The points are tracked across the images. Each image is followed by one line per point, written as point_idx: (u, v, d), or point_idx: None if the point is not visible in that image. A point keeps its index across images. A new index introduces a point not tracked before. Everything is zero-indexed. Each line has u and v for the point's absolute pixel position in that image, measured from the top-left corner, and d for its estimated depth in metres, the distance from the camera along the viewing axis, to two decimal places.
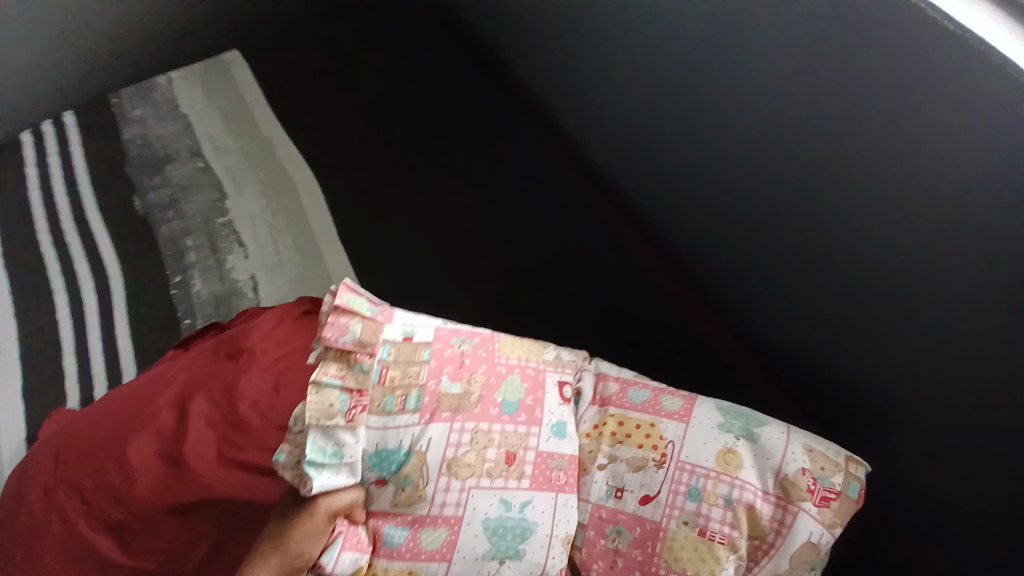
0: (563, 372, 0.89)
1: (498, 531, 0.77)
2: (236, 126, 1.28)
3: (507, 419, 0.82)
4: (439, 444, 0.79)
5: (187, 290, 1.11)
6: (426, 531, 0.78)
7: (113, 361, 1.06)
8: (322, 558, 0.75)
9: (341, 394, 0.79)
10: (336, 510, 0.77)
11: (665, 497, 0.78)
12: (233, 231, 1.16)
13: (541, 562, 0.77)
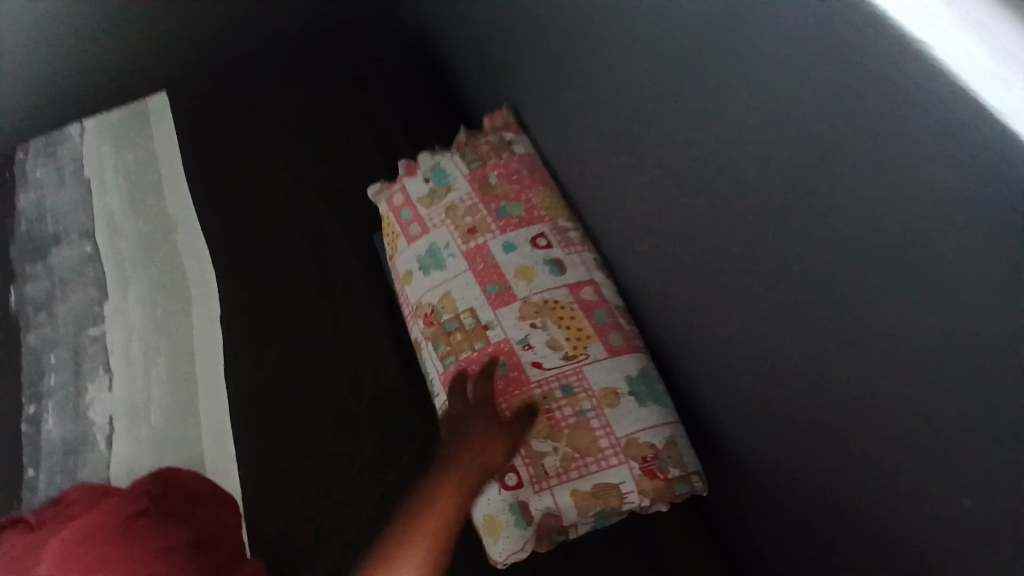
0: (555, 232, 0.77)
1: (433, 254, 0.79)
2: (138, 199, 1.03)
3: (485, 287, 0.74)
4: (453, 270, 0.77)
5: (38, 428, 0.88)
6: (418, 291, 0.80)
7: None
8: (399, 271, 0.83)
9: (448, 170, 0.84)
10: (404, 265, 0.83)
11: (548, 374, 0.68)
12: (103, 350, 0.92)
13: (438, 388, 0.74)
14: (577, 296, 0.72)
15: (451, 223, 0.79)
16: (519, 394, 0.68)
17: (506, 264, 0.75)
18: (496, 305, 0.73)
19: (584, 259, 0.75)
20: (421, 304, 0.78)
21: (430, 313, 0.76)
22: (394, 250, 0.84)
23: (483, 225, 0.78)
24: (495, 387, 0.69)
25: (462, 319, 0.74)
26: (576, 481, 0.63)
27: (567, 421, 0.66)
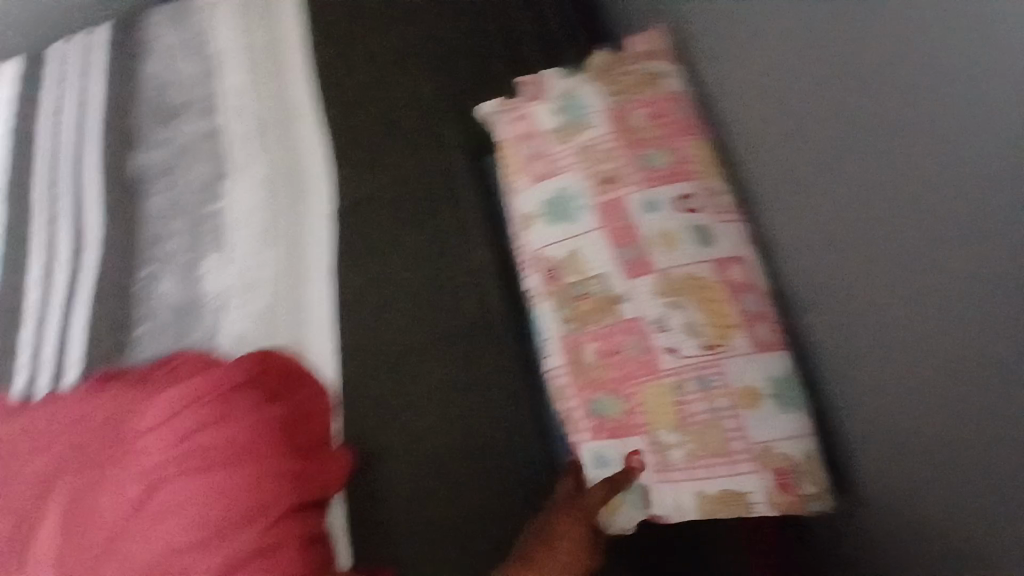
0: (710, 201, 0.69)
1: (560, 204, 0.73)
2: (263, 80, 1.02)
3: (618, 255, 0.69)
4: (583, 225, 0.71)
5: (153, 291, 0.92)
6: (536, 241, 0.75)
7: (60, 351, 0.89)
8: (515, 210, 0.77)
9: (583, 98, 0.74)
10: (521, 207, 0.77)
11: (682, 364, 0.65)
12: (219, 226, 0.94)
13: (552, 355, 0.72)
14: (725, 275, 0.67)
15: (584, 168, 0.72)
16: (648, 381, 0.66)
17: (643, 228, 0.69)
18: (629, 278, 0.68)
19: (736, 228, 0.69)
20: (544, 254, 0.74)
21: (554, 272, 0.73)
22: (512, 189, 0.78)
23: (621, 176, 0.70)
24: (620, 367, 0.68)
25: (590, 284, 0.70)
26: (698, 481, 0.64)
27: (699, 418, 0.64)
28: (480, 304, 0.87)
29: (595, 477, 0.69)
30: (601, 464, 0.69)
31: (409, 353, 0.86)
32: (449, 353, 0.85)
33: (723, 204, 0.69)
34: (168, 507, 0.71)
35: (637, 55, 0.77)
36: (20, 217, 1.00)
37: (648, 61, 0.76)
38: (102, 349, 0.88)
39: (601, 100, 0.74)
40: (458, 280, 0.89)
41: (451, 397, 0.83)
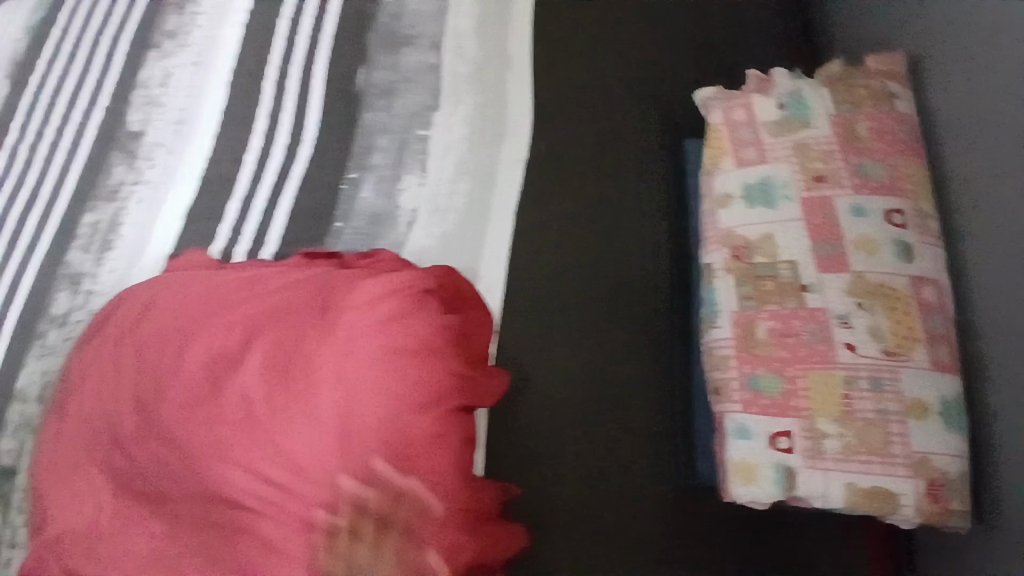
0: (917, 222, 0.74)
1: (765, 189, 0.80)
2: (487, 31, 1.12)
3: (816, 246, 0.75)
4: (786, 212, 0.78)
5: (354, 192, 1.02)
6: (730, 217, 0.80)
7: (265, 224, 1.01)
8: (715, 185, 0.84)
9: (811, 100, 0.84)
10: (722, 184, 0.83)
11: (858, 360, 0.69)
12: (423, 151, 1.04)
13: (720, 326, 0.76)
14: (917, 292, 0.71)
15: (798, 163, 0.80)
16: (818, 369, 0.70)
17: (846, 229, 0.75)
18: (823, 269, 0.73)
19: (935, 253, 0.73)
20: (733, 233, 0.79)
21: (742, 250, 0.78)
22: (714, 168, 0.85)
23: (834, 177, 0.78)
24: (791, 350, 0.72)
25: (779, 269, 0.75)
26: (846, 470, 0.67)
27: (863, 415, 0.68)
28: (637, 274, 0.91)
29: (734, 447, 0.71)
30: (742, 435, 0.71)
31: (563, 301, 0.91)
32: (604, 309, 0.89)
33: (929, 227, 0.73)
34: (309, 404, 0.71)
35: (873, 73, 0.84)
36: (246, 102, 1.12)
37: (884, 82, 0.83)
38: (304, 233, 1.00)
39: (828, 106, 0.83)
40: (634, 244, 0.92)
41: (605, 345, 0.87)
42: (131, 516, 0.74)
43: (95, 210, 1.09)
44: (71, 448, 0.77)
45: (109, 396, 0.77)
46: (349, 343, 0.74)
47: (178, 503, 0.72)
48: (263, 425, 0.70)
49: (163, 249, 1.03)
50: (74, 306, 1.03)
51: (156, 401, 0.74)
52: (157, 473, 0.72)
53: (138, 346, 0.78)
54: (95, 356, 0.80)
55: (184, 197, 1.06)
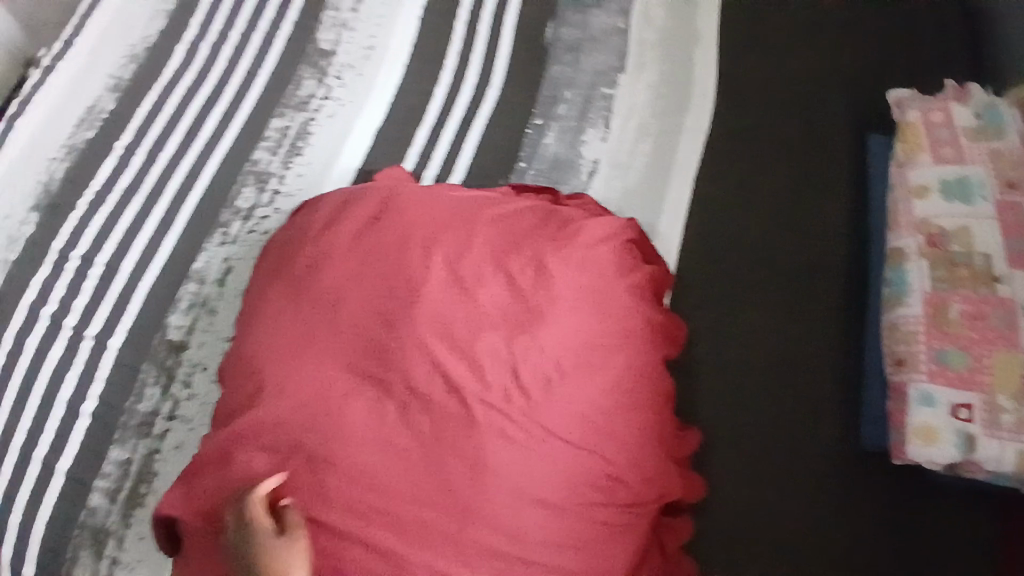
0: None
1: (963, 186, 0.90)
2: (675, 6, 1.17)
3: (1008, 244, 0.85)
4: (980, 210, 0.88)
5: (538, 137, 1.08)
6: (925, 208, 0.90)
7: (452, 155, 1.08)
8: (911, 177, 0.94)
9: (1009, 115, 0.94)
10: (919, 178, 0.93)
11: None
12: (607, 108, 1.09)
13: (910, 303, 0.85)
14: None
15: (994, 168, 0.90)
16: (1004, 350, 0.79)
17: None
18: (1016, 265, 0.83)
19: None
20: (931, 222, 0.89)
21: (937, 237, 0.88)
22: (910, 162, 0.95)
23: None
24: (979, 331, 0.81)
25: (975, 259, 0.85)
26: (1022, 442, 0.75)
27: None
28: (812, 253, 0.97)
29: (917, 412, 0.79)
30: (924, 402, 0.79)
31: (743, 266, 0.97)
32: (780, 280, 0.96)
33: None
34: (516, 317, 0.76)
35: None
36: (437, 38, 1.18)
37: None
38: (490, 168, 1.06)
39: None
40: (810, 226, 0.99)
41: (783, 307, 0.94)
42: (357, 403, 0.75)
43: (283, 117, 1.15)
44: (279, 315, 0.82)
45: (345, 289, 0.80)
46: (582, 275, 0.80)
47: (414, 395, 0.74)
48: (512, 335, 0.75)
49: (353, 163, 1.10)
50: (260, 202, 1.09)
51: (401, 299, 0.78)
52: (395, 365, 0.75)
53: (375, 247, 0.82)
54: (327, 250, 0.84)
55: (375, 117, 1.13)
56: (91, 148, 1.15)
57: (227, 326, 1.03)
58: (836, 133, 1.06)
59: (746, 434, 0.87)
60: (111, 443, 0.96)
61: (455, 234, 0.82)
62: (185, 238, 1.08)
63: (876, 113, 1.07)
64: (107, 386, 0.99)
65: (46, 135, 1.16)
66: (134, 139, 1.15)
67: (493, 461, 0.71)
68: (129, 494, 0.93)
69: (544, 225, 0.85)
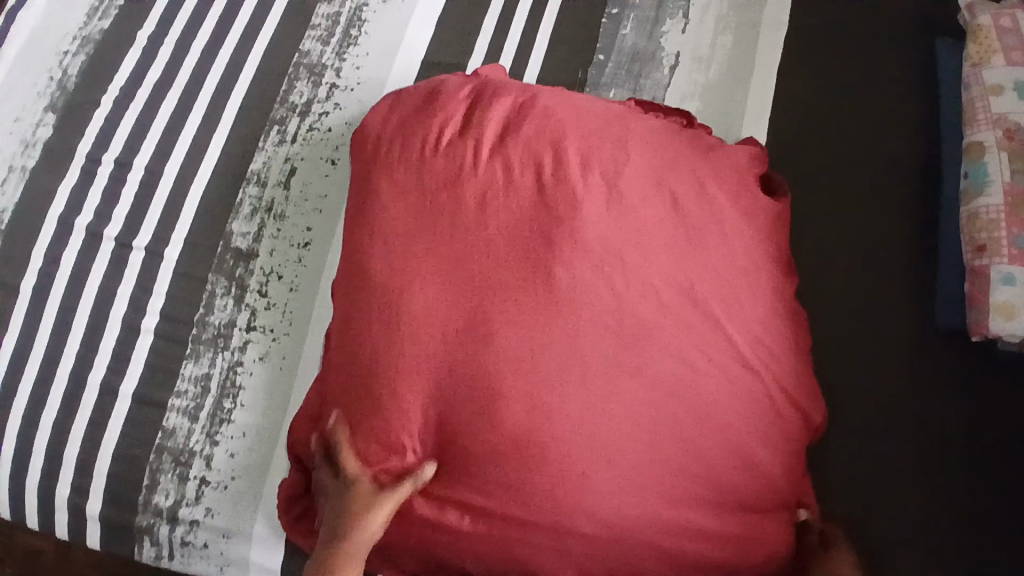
0: None
1: None
2: None
3: None
4: None
5: (615, 28, 1.03)
6: (1001, 106, 0.92)
7: (525, 46, 1.01)
8: (986, 77, 0.95)
9: None
10: (993, 77, 0.95)
11: None
12: (685, 0, 1.05)
13: (990, 193, 0.88)
14: None
15: None
16: None
17: None
18: None
19: None
20: (1007, 117, 0.91)
21: (1013, 132, 0.91)
22: (983, 62, 0.96)
23: None
24: None
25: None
26: None
27: None
28: (890, 150, 0.98)
29: (998, 290, 0.83)
30: (1004, 281, 0.84)
31: (825, 166, 0.98)
32: (861, 177, 0.97)
33: None
34: (669, 236, 0.72)
35: None
36: None
37: None
38: (567, 61, 1.00)
39: None
40: (887, 123, 1.00)
41: (866, 207, 0.95)
42: (518, 321, 0.68)
43: (331, 2, 1.02)
44: (403, 230, 0.72)
45: (485, 201, 0.72)
46: (723, 182, 0.78)
47: (583, 311, 0.69)
48: (670, 248, 0.72)
49: (415, 52, 1.00)
50: (317, 97, 0.95)
51: (554, 207, 0.71)
52: (557, 279, 0.69)
53: (513, 158, 0.74)
54: (457, 159, 0.74)
55: (434, 3, 1.04)
56: (107, 38, 0.98)
57: (299, 231, 0.87)
58: (909, 34, 1.06)
59: (844, 330, 0.90)
60: (183, 359, 0.83)
61: (600, 146, 0.75)
62: (234, 138, 0.92)
63: (943, 16, 1.08)
64: (169, 299, 0.85)
65: (53, 25, 0.99)
66: (158, 28, 0.99)
67: (667, 368, 0.69)
68: (211, 414, 0.82)
69: (681, 143, 0.79)
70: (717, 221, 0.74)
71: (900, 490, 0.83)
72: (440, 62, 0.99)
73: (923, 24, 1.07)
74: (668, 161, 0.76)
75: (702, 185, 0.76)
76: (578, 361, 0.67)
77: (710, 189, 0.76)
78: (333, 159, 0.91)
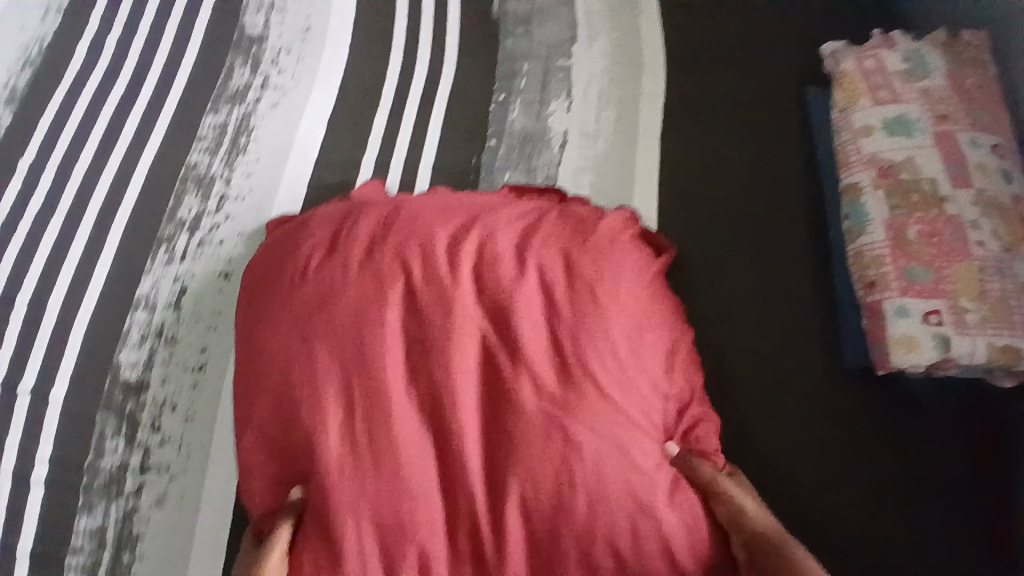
0: (1008, 149, 0.96)
1: (901, 122, 0.98)
2: None
3: (947, 167, 0.94)
4: (917, 141, 0.96)
5: (503, 113, 1.06)
6: (871, 145, 0.98)
7: (417, 138, 1.03)
8: (855, 120, 1.01)
9: (923, 55, 1.03)
10: (861, 120, 1.00)
11: (985, 254, 0.88)
12: (567, 80, 1.10)
13: (873, 230, 0.93)
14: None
15: (924, 103, 0.99)
16: (958, 262, 0.88)
17: (969, 155, 0.95)
18: (955, 184, 0.92)
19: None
20: (876, 157, 0.97)
21: (887, 169, 0.96)
22: (849, 106, 1.03)
23: (955, 117, 0.97)
24: (937, 248, 0.90)
25: (924, 183, 0.93)
26: (983, 335, 0.85)
27: (994, 294, 0.87)
28: (778, 198, 1.03)
29: (895, 324, 0.86)
30: (901, 314, 0.87)
31: (720, 221, 1.01)
32: (754, 227, 1.01)
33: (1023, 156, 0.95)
34: (555, 326, 0.72)
35: (971, 37, 1.05)
36: (379, 19, 1.12)
37: (976, 45, 1.04)
38: (461, 147, 1.03)
39: (938, 59, 1.03)
40: (771, 174, 1.05)
41: (762, 256, 0.99)
42: (416, 443, 0.67)
43: (217, 112, 1.05)
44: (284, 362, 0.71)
45: (365, 316, 0.71)
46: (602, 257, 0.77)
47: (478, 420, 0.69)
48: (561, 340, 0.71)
49: (308, 155, 1.01)
50: (207, 209, 0.97)
51: (436, 322, 0.71)
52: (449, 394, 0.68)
53: (386, 270, 0.73)
54: (331, 279, 0.74)
55: (324, 106, 1.05)
56: None
57: (193, 353, 0.86)
58: (780, 88, 1.13)
59: (759, 382, 0.91)
60: (75, 513, 0.77)
61: (473, 245, 0.76)
62: (121, 261, 0.91)
63: (810, 67, 1.15)
64: (57, 444, 0.79)
65: None
66: (39, 154, 0.98)
67: (578, 459, 0.66)
68: (110, 569, 0.75)
69: (557, 224, 0.80)
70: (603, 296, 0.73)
71: (835, 538, 0.81)
72: (335, 162, 1.00)
73: (792, 77, 1.14)
74: (548, 245, 0.77)
75: (583, 263, 0.76)
76: (486, 471, 0.67)
77: (590, 267, 0.76)
78: (225, 271, 0.92)
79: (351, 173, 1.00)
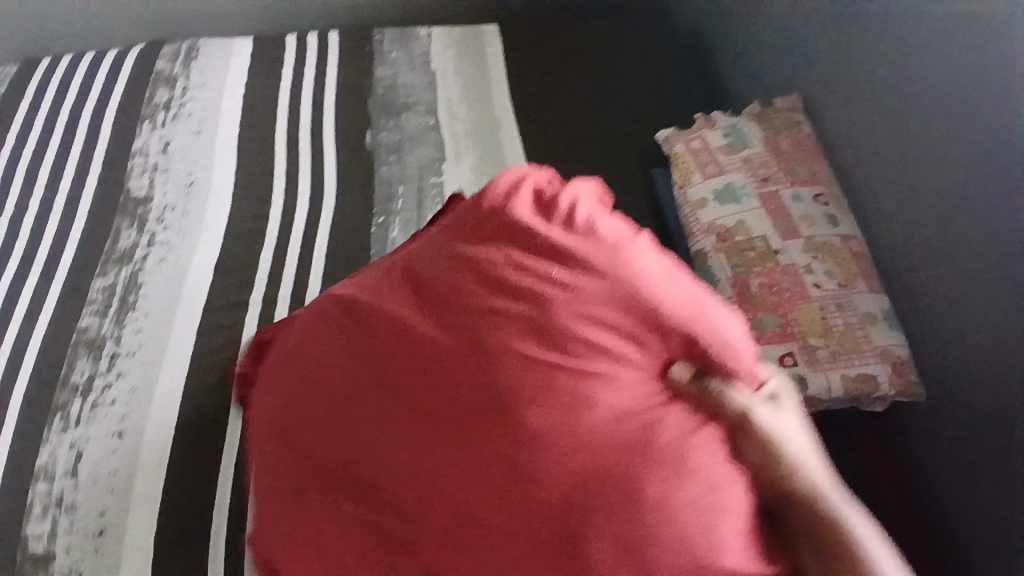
0: (828, 195, 1.09)
1: (730, 191, 1.12)
2: (473, 96, 1.33)
3: (776, 224, 1.07)
4: (747, 205, 1.09)
5: (384, 234, 1.14)
6: (711, 215, 1.10)
7: (303, 269, 1.09)
8: (694, 195, 1.14)
9: (739, 129, 1.19)
10: (699, 194, 1.14)
11: (822, 294, 1.00)
12: (440, 194, 1.20)
13: (724, 290, 1.03)
14: (847, 245, 1.04)
15: (748, 171, 1.13)
16: (800, 305, 0.99)
17: (793, 209, 1.08)
18: (785, 238, 1.05)
19: (847, 217, 1.08)
20: (716, 225, 1.09)
21: (726, 234, 1.08)
22: (687, 183, 1.16)
23: (776, 179, 1.11)
24: (779, 297, 1.00)
25: (759, 242, 1.06)
26: (833, 368, 0.94)
27: (836, 329, 0.97)
28: None
29: None
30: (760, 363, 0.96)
31: None
32: None
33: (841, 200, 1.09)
34: (452, 351, 0.56)
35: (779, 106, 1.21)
36: (259, 161, 1.19)
37: (786, 111, 1.20)
38: (346, 271, 1.09)
39: (753, 130, 1.18)
40: None
41: None
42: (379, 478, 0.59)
43: (106, 275, 1.09)
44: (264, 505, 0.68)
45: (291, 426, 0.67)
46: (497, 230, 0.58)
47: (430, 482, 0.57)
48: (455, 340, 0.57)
49: (196, 302, 1.06)
50: (98, 371, 0.99)
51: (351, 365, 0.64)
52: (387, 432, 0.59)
53: (306, 362, 0.68)
54: (271, 390, 0.72)
55: (209, 253, 1.11)
56: None
57: (90, 519, 0.85)
58: (632, 172, 1.26)
59: None
60: None
61: (357, 298, 0.65)
62: (19, 438, 0.92)
63: (656, 150, 1.29)
64: None
65: None
66: None
67: (536, 481, 0.52)
68: None
69: (452, 234, 0.60)
70: (513, 301, 0.55)
71: None
72: (227, 303, 1.06)
73: (641, 161, 1.28)
74: (433, 263, 0.60)
75: (465, 270, 0.58)
76: (439, 494, 0.56)
77: (490, 267, 0.56)
78: (119, 429, 0.93)
79: (242, 312, 1.05)
